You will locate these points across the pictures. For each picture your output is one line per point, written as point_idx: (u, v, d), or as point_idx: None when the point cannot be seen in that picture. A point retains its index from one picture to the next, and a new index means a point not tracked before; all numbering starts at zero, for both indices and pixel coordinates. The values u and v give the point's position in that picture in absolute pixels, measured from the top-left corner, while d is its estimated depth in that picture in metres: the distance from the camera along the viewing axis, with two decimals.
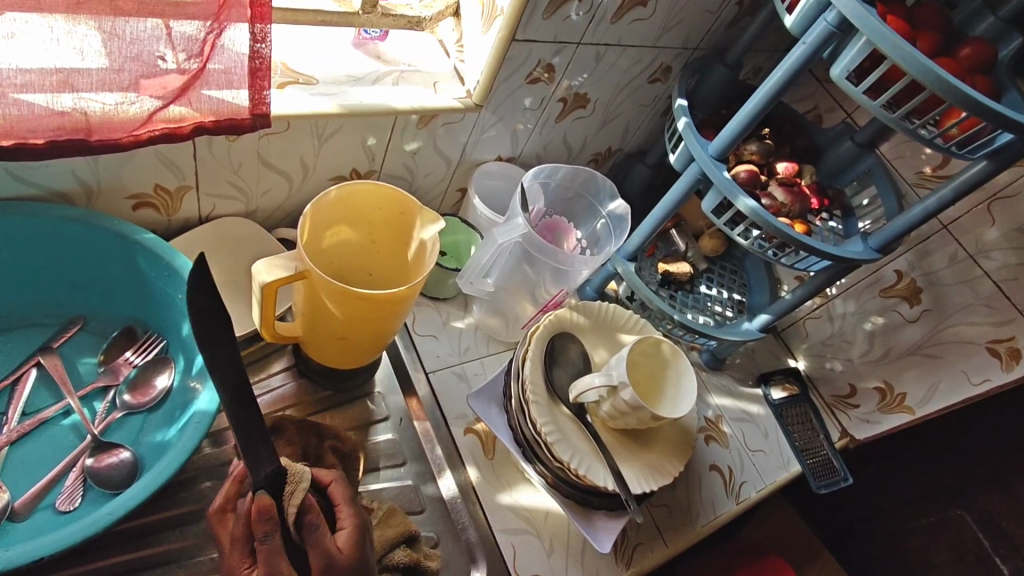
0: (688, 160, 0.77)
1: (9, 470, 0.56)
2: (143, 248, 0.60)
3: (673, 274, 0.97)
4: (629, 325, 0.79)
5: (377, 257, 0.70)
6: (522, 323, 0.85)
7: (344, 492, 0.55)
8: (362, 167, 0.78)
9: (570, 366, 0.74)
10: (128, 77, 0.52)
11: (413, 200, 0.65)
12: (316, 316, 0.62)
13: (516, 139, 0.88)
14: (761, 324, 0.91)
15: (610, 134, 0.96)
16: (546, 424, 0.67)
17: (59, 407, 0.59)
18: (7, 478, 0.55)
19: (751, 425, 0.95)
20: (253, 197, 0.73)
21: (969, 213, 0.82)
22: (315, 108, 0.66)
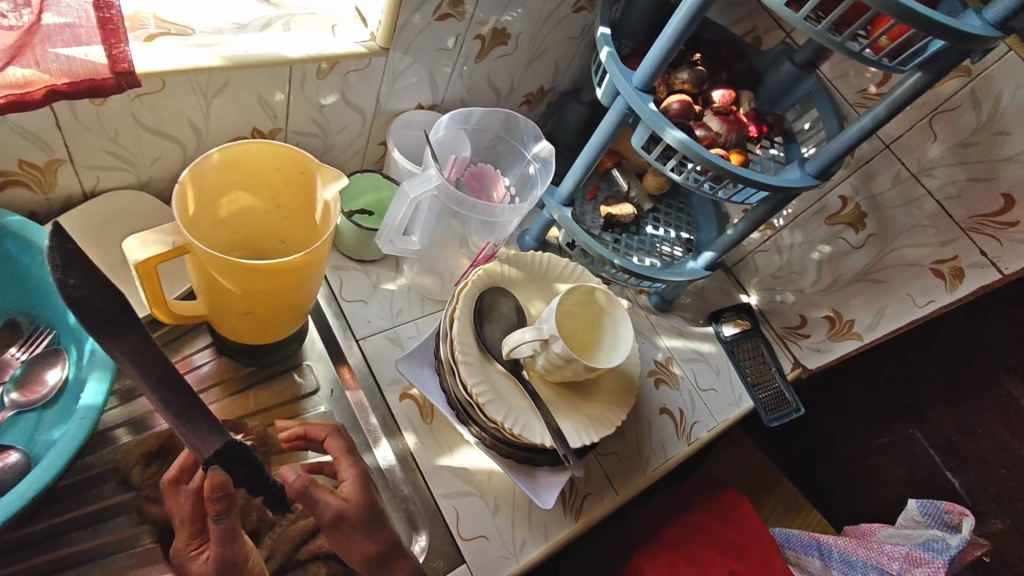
0: (614, 94, 0.71)
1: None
2: (10, 233, 0.55)
3: (616, 217, 0.94)
4: (565, 273, 0.76)
5: (287, 222, 0.65)
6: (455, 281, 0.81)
7: (342, 445, 0.62)
8: (264, 126, 0.71)
9: (501, 321, 0.71)
10: None
11: (310, 158, 0.59)
12: (212, 292, 0.57)
13: (437, 84, 0.81)
14: (707, 262, 0.89)
15: (540, 71, 0.90)
16: (477, 385, 0.65)
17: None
18: None
19: (702, 363, 0.94)
20: (142, 167, 0.67)
21: (911, 130, 0.78)
22: (193, 61, 0.59)
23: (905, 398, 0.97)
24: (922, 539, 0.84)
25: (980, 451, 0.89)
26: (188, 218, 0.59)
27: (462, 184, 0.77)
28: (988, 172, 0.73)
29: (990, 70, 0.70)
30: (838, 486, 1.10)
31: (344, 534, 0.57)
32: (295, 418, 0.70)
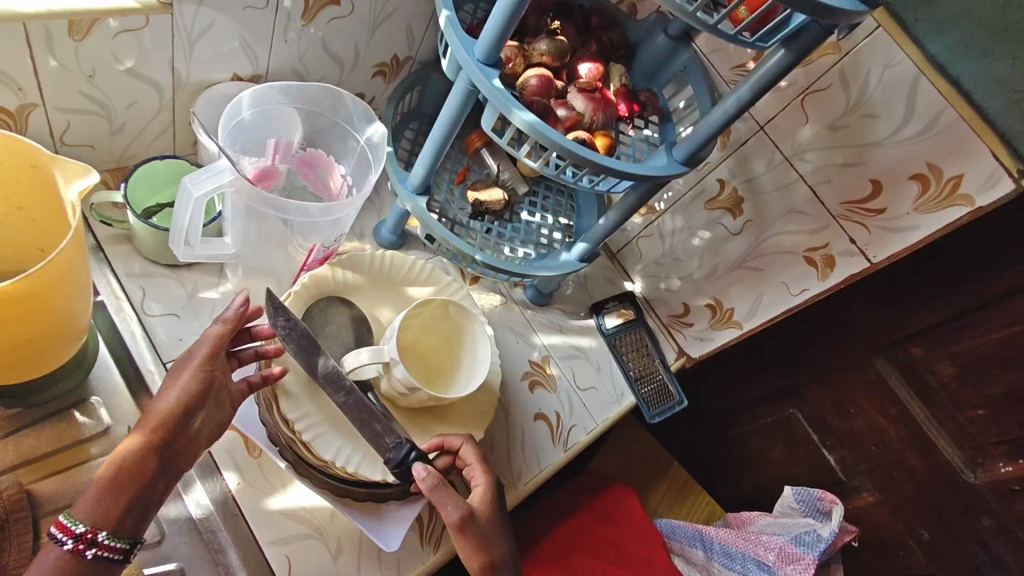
0: (457, 68, 0.61)
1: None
2: None
3: (485, 204, 0.84)
4: (414, 276, 0.67)
5: (38, 227, 0.51)
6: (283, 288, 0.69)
7: (477, 453, 0.57)
8: (11, 100, 0.57)
9: (336, 337, 0.61)
10: None
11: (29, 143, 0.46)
12: None
13: (255, 52, 0.67)
14: (579, 254, 0.82)
15: (390, 37, 0.77)
16: (300, 420, 0.55)
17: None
18: None
19: (582, 360, 0.88)
20: None
21: (784, 110, 0.74)
22: None
23: (785, 381, 0.95)
24: (797, 530, 0.84)
25: (853, 430, 0.87)
26: None
27: (283, 176, 0.66)
28: (858, 156, 0.70)
29: (860, 47, 0.65)
30: (726, 468, 1.09)
31: (469, 541, 0.52)
32: (74, 467, 0.57)
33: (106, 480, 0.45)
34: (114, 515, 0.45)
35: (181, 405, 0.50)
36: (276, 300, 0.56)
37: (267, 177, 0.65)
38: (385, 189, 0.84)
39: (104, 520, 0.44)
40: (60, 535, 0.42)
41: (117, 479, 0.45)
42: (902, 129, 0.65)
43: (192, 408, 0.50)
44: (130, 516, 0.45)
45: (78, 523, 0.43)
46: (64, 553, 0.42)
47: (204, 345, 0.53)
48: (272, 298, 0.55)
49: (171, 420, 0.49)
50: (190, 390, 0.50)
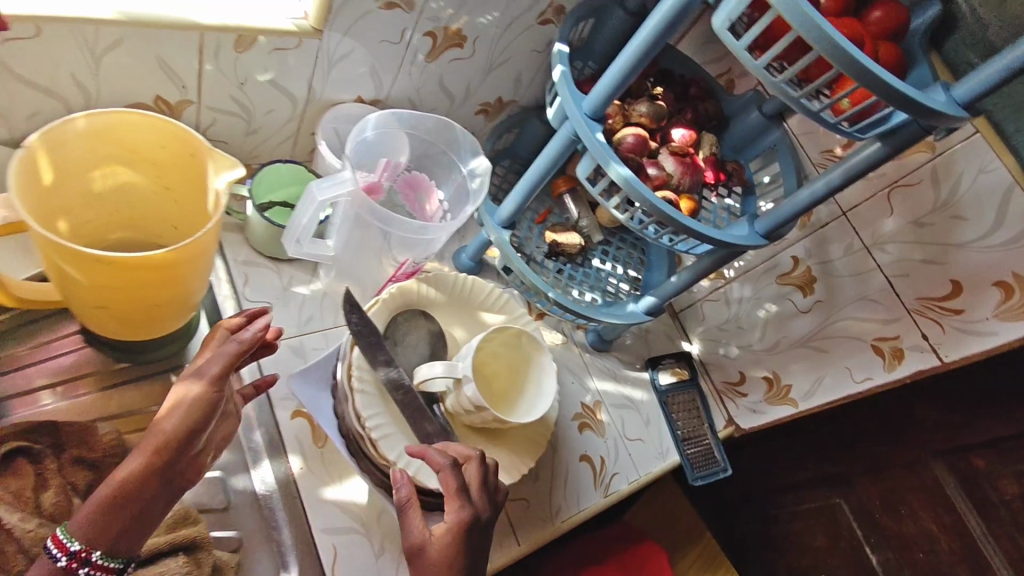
0: (563, 117, 0.66)
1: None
2: None
3: (562, 246, 0.89)
4: (488, 302, 0.70)
5: (178, 210, 0.57)
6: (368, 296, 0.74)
7: (458, 479, 0.52)
8: (171, 96, 0.63)
9: (414, 346, 0.65)
10: None
11: (197, 138, 0.51)
12: (59, 280, 0.49)
13: (379, 77, 0.74)
14: (647, 307, 0.84)
15: (498, 83, 0.84)
16: (372, 418, 0.58)
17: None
18: None
19: (632, 411, 0.89)
20: (19, 124, 0.58)
21: (870, 199, 0.76)
22: (82, 13, 0.52)
23: (836, 468, 0.92)
24: None
25: (902, 532, 0.83)
26: (46, 187, 0.50)
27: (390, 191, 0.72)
28: (940, 255, 0.70)
29: (955, 148, 0.67)
30: (761, 546, 1.06)
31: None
32: None
33: (102, 499, 0.43)
34: (110, 535, 0.43)
35: (189, 423, 0.47)
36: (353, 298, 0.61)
37: (373, 191, 0.70)
38: (470, 218, 0.89)
39: (99, 540, 0.42)
40: (52, 551, 0.41)
41: (114, 501, 0.43)
42: (990, 235, 0.66)
43: (198, 429, 0.48)
44: (127, 537, 0.43)
45: (73, 541, 0.41)
46: (57, 568, 0.41)
47: (215, 363, 0.50)
48: (349, 296, 0.60)
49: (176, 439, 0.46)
50: (199, 406, 0.48)
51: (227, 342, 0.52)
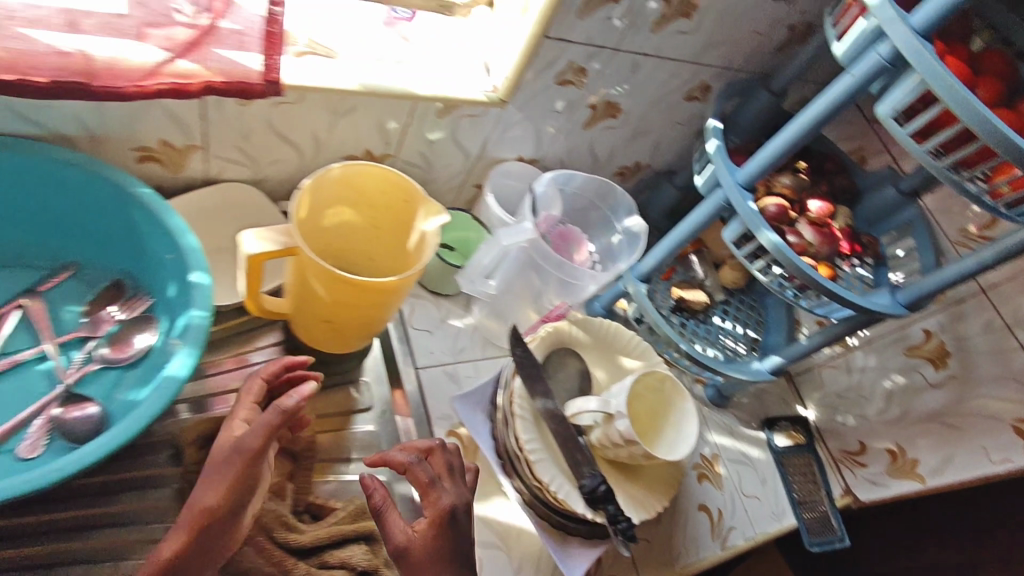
0: (714, 185, 0.72)
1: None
2: (139, 203, 0.59)
3: (687, 301, 0.94)
4: (629, 347, 0.77)
5: (385, 246, 0.67)
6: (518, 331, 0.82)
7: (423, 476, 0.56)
8: (376, 149, 0.74)
9: (564, 381, 0.72)
10: (133, 23, 0.54)
11: (420, 190, 0.61)
12: (303, 297, 0.59)
13: (541, 140, 0.83)
14: (771, 367, 0.87)
15: (639, 149, 0.92)
16: (530, 441, 0.65)
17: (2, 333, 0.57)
18: None
19: (748, 468, 0.90)
20: (262, 166, 0.71)
21: (1012, 280, 0.77)
22: (334, 83, 0.63)
23: (962, 555, 0.88)
24: None
25: None
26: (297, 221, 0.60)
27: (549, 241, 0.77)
28: None
29: None
30: None
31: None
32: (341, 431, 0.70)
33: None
34: None
35: (224, 498, 0.49)
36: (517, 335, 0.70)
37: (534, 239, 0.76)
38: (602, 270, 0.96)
39: None
40: None
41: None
42: None
43: (233, 507, 0.49)
44: None
45: None
46: None
47: (253, 438, 0.51)
48: (514, 333, 0.69)
49: (211, 517, 0.48)
50: (233, 483, 0.49)
51: (268, 409, 0.54)
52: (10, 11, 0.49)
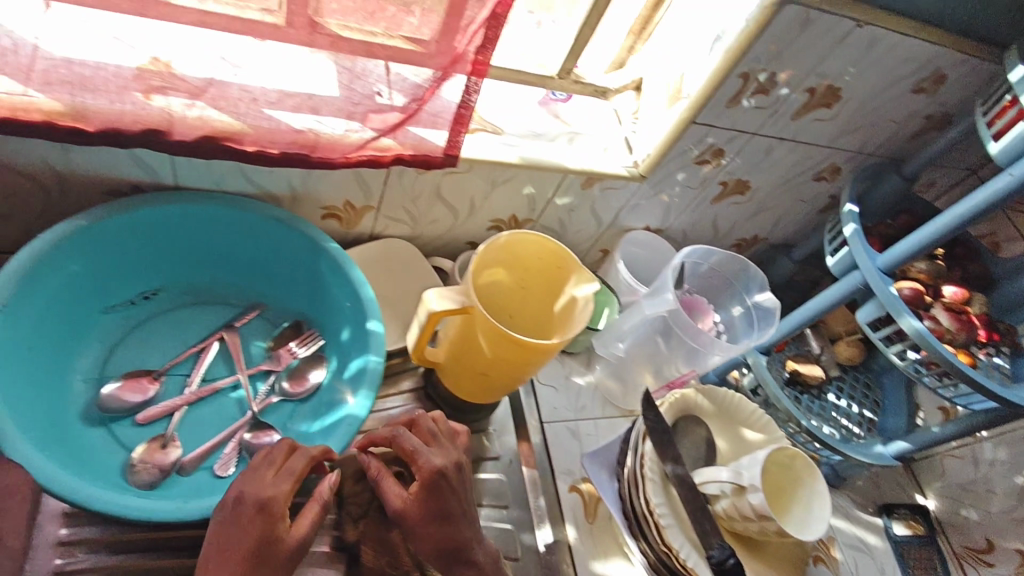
0: (849, 267, 0.74)
1: (153, 426, 0.61)
2: (327, 255, 0.66)
3: (802, 376, 0.94)
4: (752, 420, 0.78)
5: (532, 307, 0.72)
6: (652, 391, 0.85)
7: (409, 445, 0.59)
8: (521, 215, 0.80)
9: (691, 447, 0.74)
10: (362, 110, 0.59)
11: (574, 258, 0.66)
12: (465, 350, 0.64)
13: (669, 212, 0.87)
14: (896, 452, 0.85)
15: (759, 223, 0.94)
16: (660, 505, 0.66)
17: (205, 362, 0.65)
18: (182, 434, 0.61)
19: (866, 555, 0.87)
20: (419, 225, 0.77)
21: None
22: (499, 158, 0.70)
23: None
24: None
25: None
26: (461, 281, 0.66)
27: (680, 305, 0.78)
28: None
29: None
30: None
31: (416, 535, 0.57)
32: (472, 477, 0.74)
33: None
34: None
35: None
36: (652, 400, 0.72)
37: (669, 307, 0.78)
38: None
39: None
40: None
41: None
42: None
43: None
44: None
45: None
46: None
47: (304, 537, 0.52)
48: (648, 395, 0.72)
49: None
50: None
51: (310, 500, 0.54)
52: (259, 95, 0.56)
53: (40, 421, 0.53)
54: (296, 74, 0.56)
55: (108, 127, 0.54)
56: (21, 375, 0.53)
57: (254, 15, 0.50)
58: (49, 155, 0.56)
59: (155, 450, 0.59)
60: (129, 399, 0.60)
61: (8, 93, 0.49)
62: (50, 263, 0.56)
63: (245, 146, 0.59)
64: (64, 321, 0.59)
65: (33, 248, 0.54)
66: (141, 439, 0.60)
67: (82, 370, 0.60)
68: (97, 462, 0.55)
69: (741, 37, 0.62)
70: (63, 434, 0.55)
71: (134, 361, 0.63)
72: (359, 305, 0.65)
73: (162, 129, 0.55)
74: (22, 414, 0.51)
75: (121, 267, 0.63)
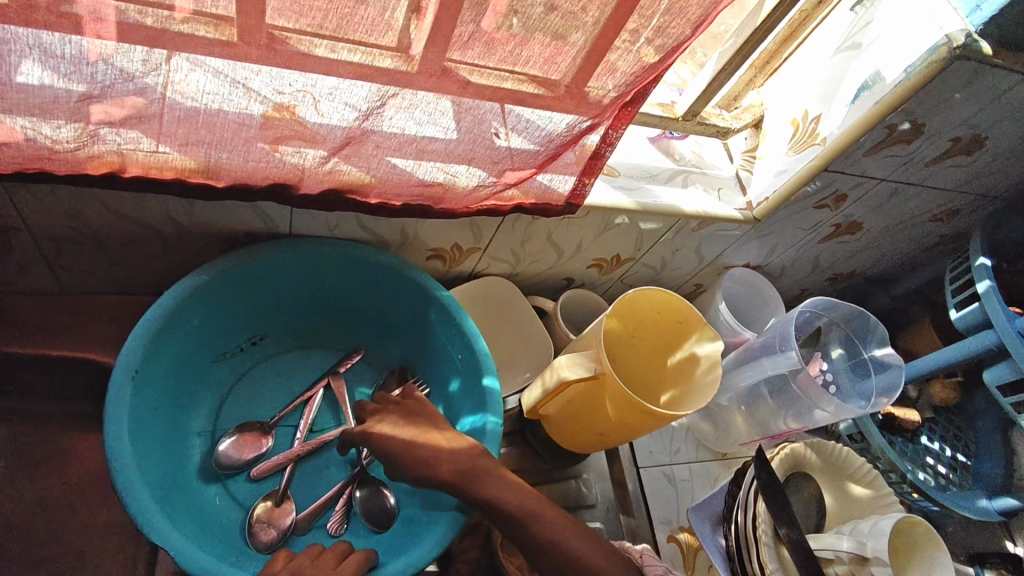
0: (981, 325, 0.71)
1: (267, 481, 0.62)
2: (436, 304, 0.63)
3: (897, 420, 0.89)
4: (860, 474, 0.75)
5: (647, 362, 0.68)
6: (750, 447, 0.83)
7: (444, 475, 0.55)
8: (624, 254, 0.77)
9: (801, 501, 0.73)
10: (500, 168, 0.56)
11: (698, 314, 0.63)
12: (589, 413, 0.62)
13: (773, 250, 0.83)
14: (1004, 507, 0.83)
15: (860, 260, 0.89)
16: (777, 572, 0.62)
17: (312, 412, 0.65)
18: (294, 490, 0.62)
19: None
20: (521, 265, 0.75)
21: None
22: (615, 201, 0.66)
23: None
24: None
25: None
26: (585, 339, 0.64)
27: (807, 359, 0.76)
28: None
29: None
30: None
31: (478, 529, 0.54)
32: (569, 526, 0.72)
33: None
34: None
35: None
36: (762, 456, 0.69)
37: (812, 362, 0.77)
38: None
39: None
40: None
41: None
42: None
43: None
44: None
45: None
46: None
47: None
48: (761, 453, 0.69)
49: None
50: None
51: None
52: (384, 143, 0.51)
53: (169, 488, 0.54)
54: (416, 124, 0.50)
55: (237, 182, 0.52)
56: (151, 441, 0.54)
57: (389, 62, 0.44)
58: (171, 208, 0.55)
59: (272, 509, 0.60)
60: (247, 455, 0.62)
61: (145, 153, 0.47)
62: (175, 324, 0.55)
63: (369, 199, 0.57)
64: (184, 377, 0.59)
65: (161, 311, 0.54)
66: (256, 496, 0.61)
67: (198, 423, 0.61)
68: (218, 526, 0.57)
69: (898, 91, 0.58)
70: (189, 496, 0.56)
71: (243, 411, 0.64)
72: (470, 356, 0.63)
73: (292, 183, 0.53)
74: (156, 484, 0.52)
75: (234, 319, 0.62)
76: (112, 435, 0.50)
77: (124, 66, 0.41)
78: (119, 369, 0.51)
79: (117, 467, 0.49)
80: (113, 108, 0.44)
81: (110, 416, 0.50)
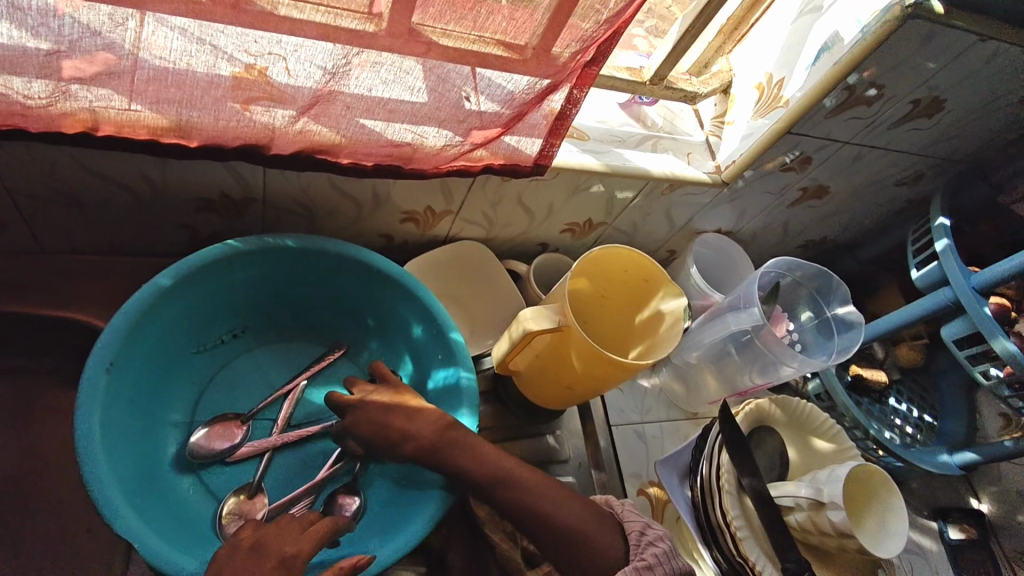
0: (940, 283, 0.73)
1: (242, 473, 0.64)
2: (406, 292, 0.65)
3: (864, 380, 0.92)
4: (823, 429, 0.78)
5: (614, 320, 0.71)
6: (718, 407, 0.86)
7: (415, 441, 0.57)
8: (596, 218, 0.79)
9: (765, 455, 0.75)
10: (466, 127, 0.57)
11: (663, 273, 0.66)
12: (555, 365, 0.64)
13: (743, 216, 0.85)
14: (963, 462, 0.85)
15: (830, 225, 0.91)
16: (738, 518, 0.65)
17: (291, 405, 0.67)
18: (268, 484, 0.63)
19: (920, 558, 0.87)
20: (494, 228, 0.77)
21: None
22: (583, 162, 0.68)
23: None
24: None
25: None
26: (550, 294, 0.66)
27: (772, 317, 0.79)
28: None
29: None
30: None
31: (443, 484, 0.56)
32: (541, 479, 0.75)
33: None
34: None
35: None
36: (726, 411, 0.72)
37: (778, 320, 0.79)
38: None
39: None
40: None
41: None
42: None
43: None
44: None
45: None
46: None
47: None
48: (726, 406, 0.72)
49: None
50: None
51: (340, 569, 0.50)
52: (352, 102, 0.53)
53: (142, 480, 0.55)
54: (383, 83, 0.52)
55: (210, 142, 0.53)
56: (124, 432, 0.55)
57: (353, 23, 0.45)
58: (146, 167, 0.56)
59: (244, 502, 0.61)
60: (215, 445, 0.63)
61: (117, 110, 0.49)
62: (154, 314, 0.57)
63: (340, 159, 0.58)
64: (161, 369, 0.61)
65: (138, 305, 0.55)
66: (229, 488, 0.63)
67: (176, 416, 0.63)
68: (188, 514, 0.58)
69: (856, 50, 0.60)
70: (162, 488, 0.57)
71: (220, 404, 0.66)
72: (438, 333, 0.65)
73: (263, 143, 0.55)
74: (127, 476, 0.53)
75: (211, 312, 0.64)
76: (83, 423, 0.51)
77: (91, 21, 0.42)
78: (94, 358, 0.53)
79: (86, 458, 0.50)
80: (83, 64, 0.45)
81: (82, 406, 0.51)
